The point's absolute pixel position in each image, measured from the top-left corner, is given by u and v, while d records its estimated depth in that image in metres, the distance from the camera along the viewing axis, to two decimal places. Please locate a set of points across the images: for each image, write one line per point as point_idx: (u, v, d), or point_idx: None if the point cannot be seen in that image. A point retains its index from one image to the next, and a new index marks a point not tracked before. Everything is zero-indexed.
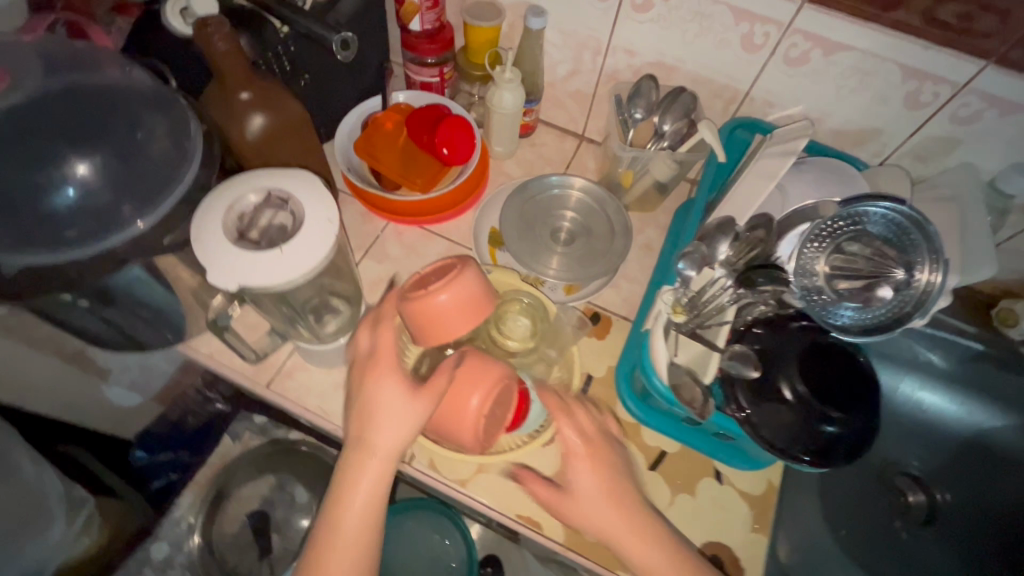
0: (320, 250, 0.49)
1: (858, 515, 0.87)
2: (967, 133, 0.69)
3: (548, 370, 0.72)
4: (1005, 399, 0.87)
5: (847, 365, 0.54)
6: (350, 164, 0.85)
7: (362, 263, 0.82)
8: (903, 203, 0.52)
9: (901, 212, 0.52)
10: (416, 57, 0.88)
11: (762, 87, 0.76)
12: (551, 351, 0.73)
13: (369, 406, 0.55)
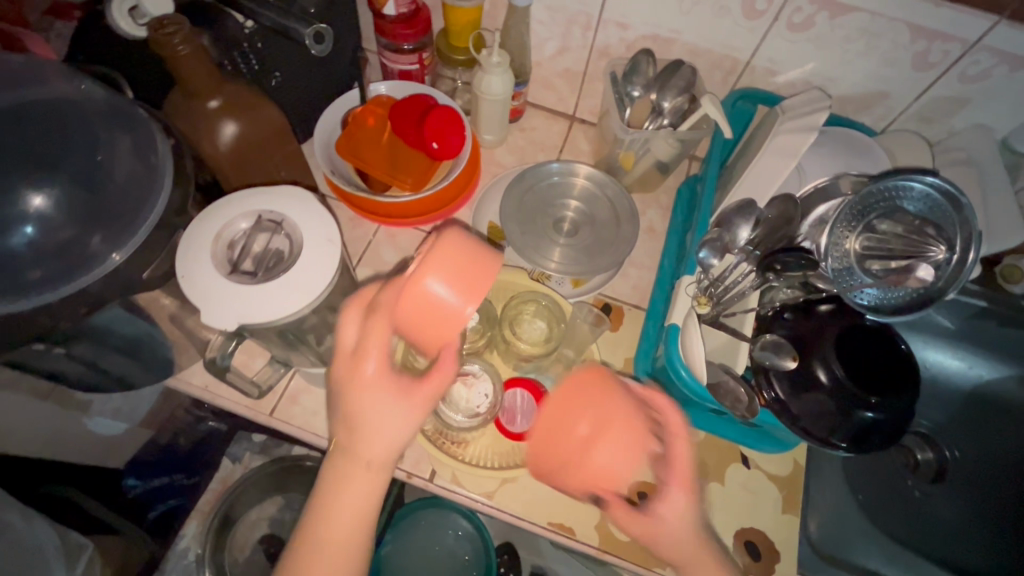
0: (325, 277, 0.45)
1: (876, 477, 0.83)
2: (976, 91, 0.67)
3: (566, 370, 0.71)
4: (1011, 353, 0.86)
5: (880, 347, 0.52)
6: (333, 167, 0.78)
7: (356, 272, 0.77)
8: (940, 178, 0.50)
9: (937, 188, 0.50)
10: (392, 44, 0.81)
11: (763, 55, 0.73)
12: (569, 351, 0.71)
13: (341, 480, 0.50)
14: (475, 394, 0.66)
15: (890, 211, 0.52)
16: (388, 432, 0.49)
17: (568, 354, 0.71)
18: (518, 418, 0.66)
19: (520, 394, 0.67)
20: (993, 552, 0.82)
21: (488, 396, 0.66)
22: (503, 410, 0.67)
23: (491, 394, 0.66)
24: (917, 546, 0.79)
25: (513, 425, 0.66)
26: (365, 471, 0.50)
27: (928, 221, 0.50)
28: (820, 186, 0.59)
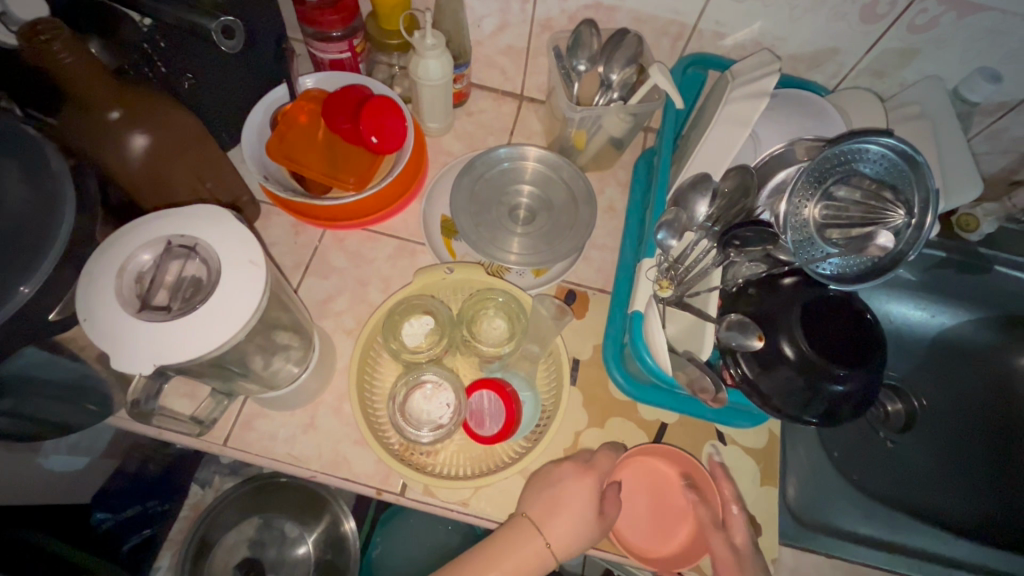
0: (250, 303, 0.41)
1: (849, 435, 0.83)
2: (925, 41, 0.65)
3: (534, 366, 0.70)
4: (974, 300, 0.86)
5: (845, 318, 0.51)
6: (266, 172, 0.72)
7: (304, 282, 0.73)
8: (897, 139, 0.48)
9: (894, 150, 0.48)
10: (318, 32, 0.75)
11: (710, 18, 0.69)
12: (533, 347, 0.69)
13: (513, 538, 0.57)
14: (435, 406, 0.64)
15: (848, 176, 0.50)
16: (576, 534, 0.58)
17: (533, 350, 0.69)
18: (487, 421, 0.65)
19: (488, 396, 0.66)
20: (967, 495, 0.83)
21: (450, 406, 0.64)
22: (470, 415, 0.66)
23: (452, 404, 0.64)
24: (889, 496, 0.80)
25: (482, 429, 0.65)
26: (541, 551, 0.57)
27: (885, 184, 0.49)
28: (775, 153, 0.57)
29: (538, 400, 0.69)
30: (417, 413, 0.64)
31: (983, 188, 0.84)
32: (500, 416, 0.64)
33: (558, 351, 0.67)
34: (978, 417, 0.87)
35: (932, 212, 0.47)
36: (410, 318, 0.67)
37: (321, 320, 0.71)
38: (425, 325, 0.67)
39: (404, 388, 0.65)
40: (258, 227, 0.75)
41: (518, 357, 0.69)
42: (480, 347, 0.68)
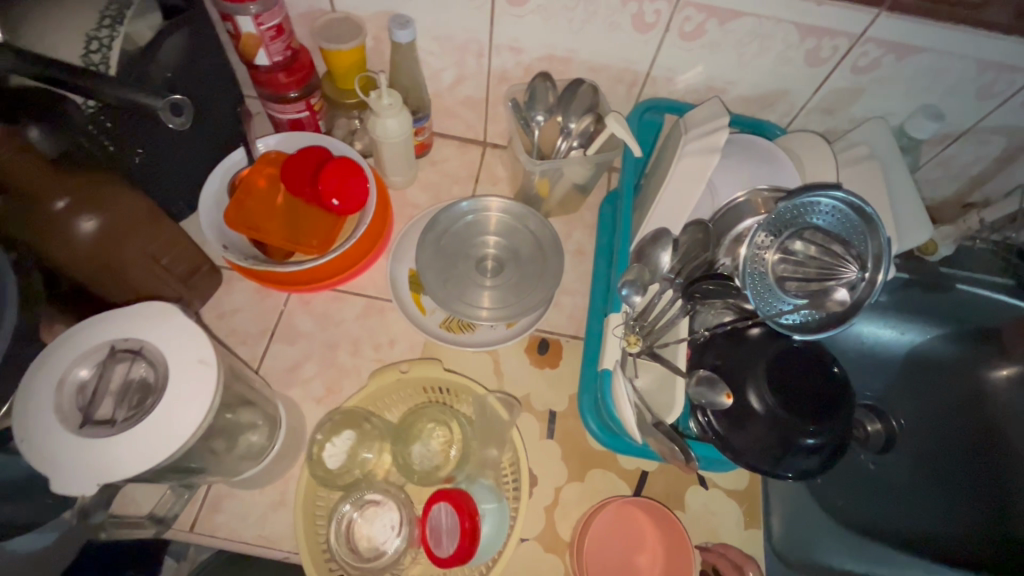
0: (203, 402, 0.40)
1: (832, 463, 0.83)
2: (869, 81, 0.67)
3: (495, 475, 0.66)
4: (942, 319, 0.87)
5: (809, 370, 0.51)
6: (227, 241, 0.71)
7: (271, 348, 0.71)
8: (853, 194, 0.49)
9: (850, 205, 0.49)
10: (274, 94, 0.75)
11: (662, 65, 0.70)
12: (490, 453, 0.66)
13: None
14: (383, 533, 0.61)
15: (804, 228, 0.50)
16: None
17: (489, 456, 0.66)
18: (443, 539, 0.57)
19: (443, 510, 0.58)
20: (954, 513, 0.83)
21: (394, 528, 0.61)
22: (428, 533, 0.59)
23: (397, 525, 0.61)
24: (871, 522, 0.80)
25: (440, 549, 0.57)
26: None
27: (840, 238, 0.50)
28: (733, 204, 0.58)
29: (503, 511, 0.63)
30: (365, 540, 0.61)
31: (939, 209, 0.87)
32: (454, 532, 0.56)
33: (514, 444, 0.65)
34: (953, 436, 0.88)
35: (883, 270, 0.48)
36: (329, 439, 0.64)
37: (289, 389, 0.69)
38: (348, 443, 0.64)
39: (347, 511, 0.62)
40: (221, 296, 0.73)
41: (472, 464, 0.66)
42: (427, 458, 0.66)
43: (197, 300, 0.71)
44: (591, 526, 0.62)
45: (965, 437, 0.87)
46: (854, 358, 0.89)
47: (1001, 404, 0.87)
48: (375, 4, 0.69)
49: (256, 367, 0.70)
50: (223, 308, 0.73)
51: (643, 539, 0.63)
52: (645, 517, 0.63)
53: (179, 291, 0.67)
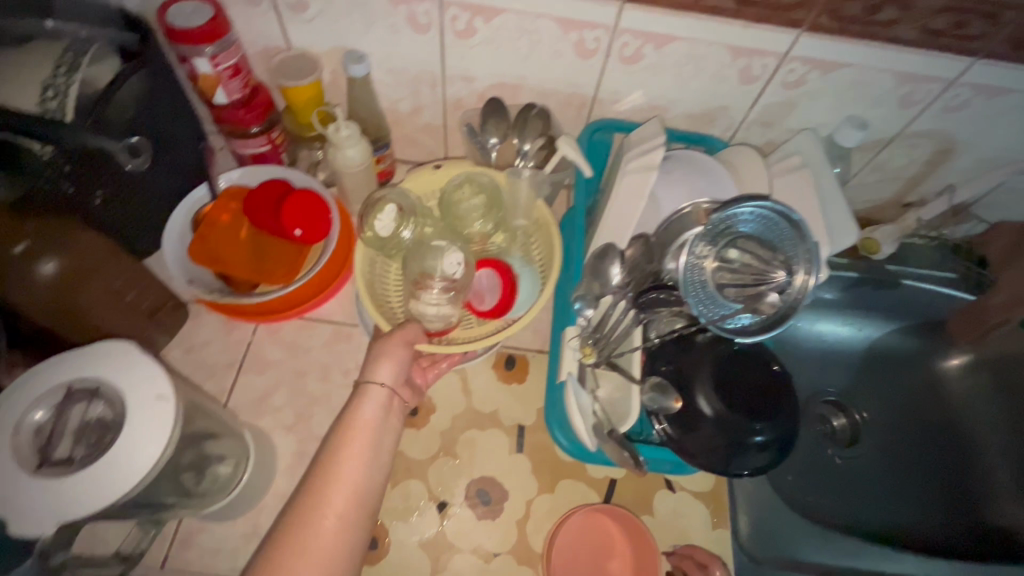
0: (159, 435, 0.41)
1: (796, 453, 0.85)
2: (800, 96, 0.71)
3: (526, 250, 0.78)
4: (894, 313, 0.91)
5: (750, 377, 0.54)
6: (191, 275, 0.71)
7: (240, 380, 0.72)
8: (779, 202, 0.52)
9: (778, 212, 0.52)
10: (235, 131, 0.77)
11: (607, 88, 0.74)
12: (516, 221, 0.77)
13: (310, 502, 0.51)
14: (441, 305, 0.64)
15: (736, 236, 0.53)
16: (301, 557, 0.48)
17: (518, 223, 0.77)
18: (486, 296, 0.68)
19: (486, 274, 0.69)
20: (923, 505, 0.84)
21: (461, 264, 0.64)
22: (472, 294, 0.69)
23: (462, 262, 0.64)
24: (836, 515, 0.82)
25: (482, 304, 0.69)
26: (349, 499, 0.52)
27: (771, 244, 0.53)
28: (677, 216, 0.60)
29: (535, 276, 0.73)
30: (424, 302, 0.64)
31: (881, 210, 0.91)
32: (495, 289, 0.68)
33: (545, 214, 0.74)
34: (917, 426, 0.89)
35: (814, 273, 0.51)
36: (376, 215, 0.69)
37: (260, 418, 0.70)
38: (393, 214, 0.69)
39: (412, 277, 0.67)
40: (189, 330, 0.74)
41: (504, 241, 0.77)
42: (468, 234, 0.75)
43: (165, 335, 0.72)
44: (558, 537, 0.63)
45: (927, 427, 0.89)
46: (814, 355, 0.93)
47: (956, 392, 0.90)
48: (330, 41, 0.72)
49: (225, 399, 0.71)
50: (191, 341, 0.74)
51: (612, 549, 0.65)
52: (611, 525, 0.65)
53: (145, 327, 0.68)
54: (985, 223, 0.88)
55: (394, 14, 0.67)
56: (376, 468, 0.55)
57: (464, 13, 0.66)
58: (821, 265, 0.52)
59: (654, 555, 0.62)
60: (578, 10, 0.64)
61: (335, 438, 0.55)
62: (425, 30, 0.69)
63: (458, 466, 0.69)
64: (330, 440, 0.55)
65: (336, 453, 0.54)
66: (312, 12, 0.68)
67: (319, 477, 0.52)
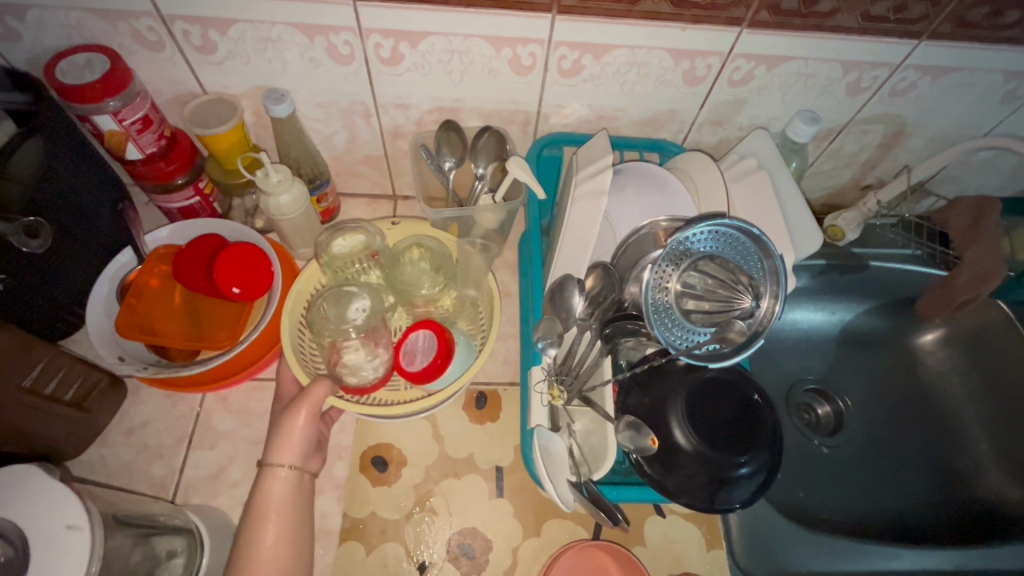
0: (78, 557, 0.41)
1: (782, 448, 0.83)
2: (748, 92, 0.69)
3: (472, 314, 0.73)
4: (864, 295, 0.90)
5: (728, 407, 0.52)
6: (122, 351, 0.66)
7: (191, 456, 0.66)
8: (746, 222, 0.50)
9: (745, 232, 0.50)
10: (156, 186, 0.71)
11: (550, 102, 0.71)
12: (465, 289, 0.71)
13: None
14: (356, 356, 0.64)
15: (702, 257, 0.50)
16: None
17: (468, 293, 0.71)
18: (418, 357, 0.63)
19: (422, 334, 0.64)
20: (916, 489, 0.82)
21: (364, 309, 0.65)
22: (405, 354, 0.64)
23: (365, 307, 0.65)
24: (834, 511, 0.80)
25: (412, 366, 0.63)
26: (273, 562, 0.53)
27: (738, 266, 0.50)
28: (628, 242, 0.59)
29: (473, 346, 0.68)
30: (346, 359, 0.63)
31: (842, 194, 0.90)
32: (430, 351, 0.62)
33: (489, 285, 0.70)
34: (900, 407, 0.88)
35: (779, 299, 0.50)
36: (341, 236, 0.70)
37: (215, 497, 0.64)
38: (360, 243, 0.70)
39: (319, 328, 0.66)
40: (128, 408, 0.68)
41: (455, 306, 0.72)
42: (416, 298, 0.70)
43: (102, 420, 0.66)
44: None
45: (913, 407, 0.87)
46: (791, 346, 0.91)
47: (934, 370, 0.89)
48: (247, 81, 0.67)
49: (175, 481, 0.65)
50: (132, 421, 0.68)
51: None
52: (604, 560, 0.61)
53: (76, 417, 0.62)
54: (943, 198, 0.88)
55: (311, 46, 0.62)
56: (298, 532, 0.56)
57: (387, 40, 0.62)
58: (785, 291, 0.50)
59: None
60: (507, 26, 0.60)
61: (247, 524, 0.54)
62: (348, 60, 0.64)
63: (436, 520, 0.64)
64: (245, 527, 0.54)
65: (252, 536, 0.53)
66: (221, 52, 0.63)
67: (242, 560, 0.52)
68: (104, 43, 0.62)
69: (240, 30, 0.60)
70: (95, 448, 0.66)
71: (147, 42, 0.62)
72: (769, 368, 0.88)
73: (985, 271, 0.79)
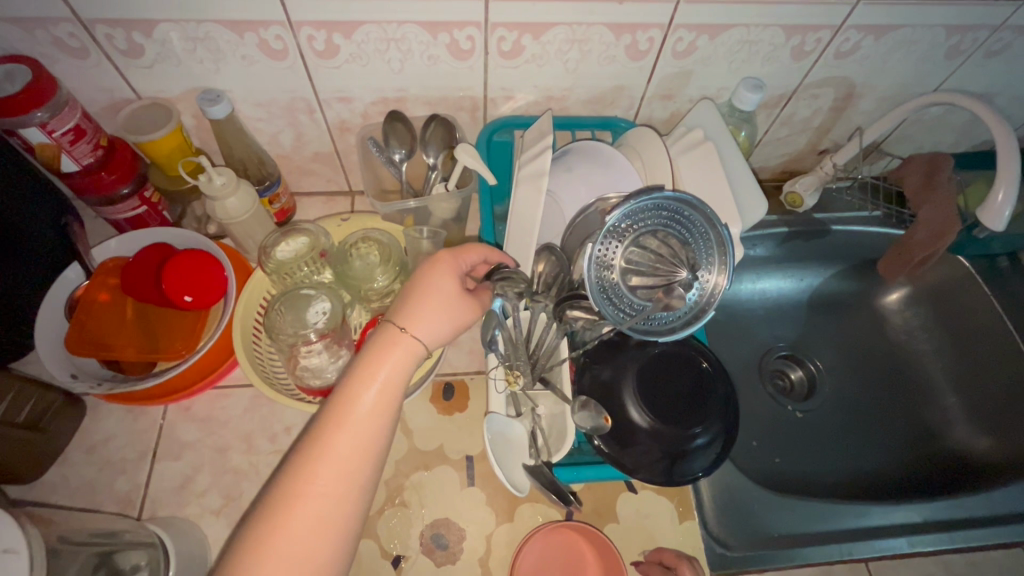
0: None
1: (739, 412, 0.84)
2: (693, 63, 0.68)
3: None
4: (828, 258, 0.91)
5: (681, 385, 0.56)
6: (76, 368, 0.65)
7: (156, 469, 0.66)
8: (688, 196, 0.50)
9: (689, 206, 0.50)
10: (99, 198, 0.69)
11: (496, 86, 0.69)
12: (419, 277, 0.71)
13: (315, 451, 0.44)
14: (319, 359, 0.64)
15: (647, 232, 0.50)
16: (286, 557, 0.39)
17: None
18: None
19: None
20: (887, 445, 0.83)
21: (325, 312, 0.63)
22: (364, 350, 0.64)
23: (327, 310, 0.63)
24: (808, 474, 0.80)
25: None
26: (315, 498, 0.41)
27: (682, 240, 0.51)
28: (574, 223, 0.61)
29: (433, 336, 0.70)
30: (309, 364, 0.63)
31: (800, 160, 0.90)
32: None
33: None
34: (868, 367, 0.89)
35: (724, 272, 0.50)
36: (284, 240, 0.69)
37: (183, 508, 0.64)
38: (304, 246, 0.69)
39: (276, 334, 0.63)
40: (88, 426, 0.67)
41: None
42: (369, 293, 0.69)
43: (60, 440, 0.65)
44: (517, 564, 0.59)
45: (879, 365, 0.89)
46: (759, 314, 0.91)
47: (899, 328, 0.90)
48: (181, 83, 0.65)
49: (141, 495, 0.64)
50: (93, 438, 0.67)
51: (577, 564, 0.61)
52: (573, 540, 0.62)
53: (32, 439, 0.61)
54: (899, 157, 0.89)
55: (241, 43, 0.60)
56: (354, 469, 0.42)
57: (319, 32, 0.60)
58: (730, 264, 0.51)
59: (620, 565, 0.58)
60: (440, 10, 0.59)
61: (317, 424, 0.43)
62: (282, 56, 0.62)
63: (408, 513, 0.64)
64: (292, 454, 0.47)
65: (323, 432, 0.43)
66: (150, 55, 0.61)
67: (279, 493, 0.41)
68: (24, 53, 0.60)
69: (166, 30, 0.58)
70: (57, 468, 0.65)
71: (70, 48, 0.60)
72: (738, 337, 0.89)
73: (941, 227, 0.78)
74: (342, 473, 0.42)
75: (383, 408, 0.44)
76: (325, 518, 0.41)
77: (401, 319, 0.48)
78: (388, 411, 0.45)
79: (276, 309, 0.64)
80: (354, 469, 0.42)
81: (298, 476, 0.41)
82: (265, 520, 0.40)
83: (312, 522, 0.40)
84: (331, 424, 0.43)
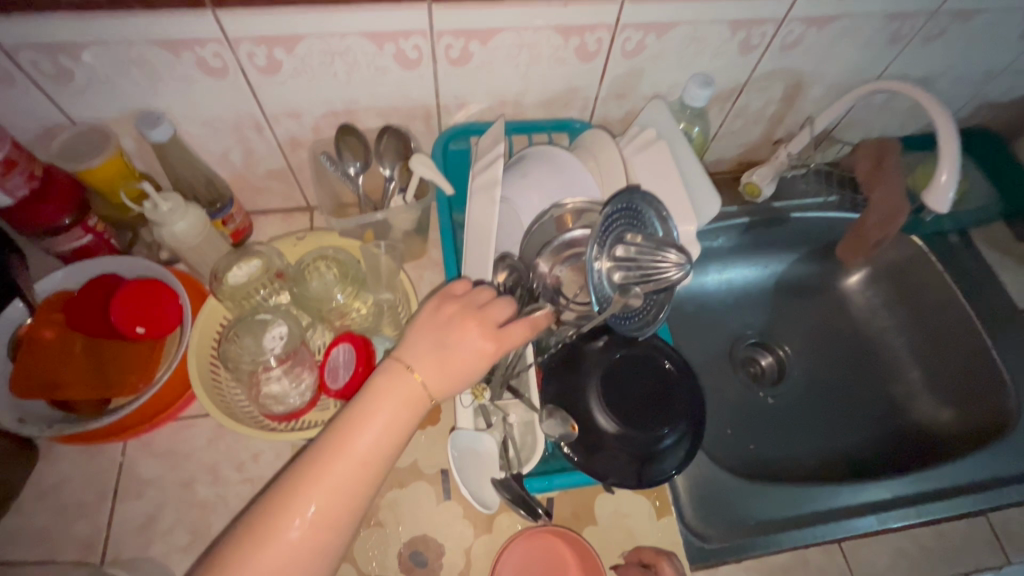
0: None
1: (712, 401, 0.85)
2: (643, 62, 0.68)
3: (394, 317, 0.71)
4: (789, 244, 0.92)
5: (645, 388, 0.57)
6: (24, 412, 0.62)
7: (118, 510, 0.63)
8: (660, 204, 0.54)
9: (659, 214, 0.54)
10: (40, 231, 0.65)
11: (447, 94, 0.69)
12: (379, 292, 0.70)
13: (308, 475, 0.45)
14: (282, 384, 0.63)
15: (622, 229, 0.50)
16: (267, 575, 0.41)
17: (384, 297, 0.70)
18: (340, 372, 0.61)
19: (343, 348, 0.62)
20: (859, 426, 0.85)
21: (283, 337, 0.62)
22: (327, 371, 0.62)
23: (285, 335, 0.63)
24: (782, 458, 0.82)
25: (336, 383, 0.61)
26: (302, 527, 0.42)
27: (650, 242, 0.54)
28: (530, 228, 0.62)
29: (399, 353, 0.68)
30: (273, 391, 0.63)
31: (756, 151, 0.91)
32: (351, 362, 0.61)
33: (404, 283, 0.70)
34: (832, 349, 0.91)
35: None
36: (238, 264, 0.68)
37: (148, 547, 0.62)
38: (257, 268, 0.68)
39: (233, 363, 0.62)
40: (42, 471, 0.64)
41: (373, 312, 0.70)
42: (330, 312, 0.69)
43: (12, 489, 0.61)
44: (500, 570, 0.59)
45: (847, 349, 0.90)
46: (726, 304, 0.92)
47: (861, 308, 0.92)
48: (117, 106, 0.62)
49: (103, 538, 0.62)
50: (48, 483, 0.64)
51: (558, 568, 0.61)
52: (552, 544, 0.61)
53: None
54: (849, 144, 0.91)
55: (178, 62, 0.58)
56: (348, 505, 0.44)
57: (260, 47, 0.58)
58: None
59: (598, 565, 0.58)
60: (382, 20, 0.57)
61: (316, 452, 0.44)
62: (222, 73, 0.60)
63: (384, 534, 0.63)
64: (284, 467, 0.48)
65: (324, 462, 0.44)
66: (81, 80, 0.58)
67: (269, 512, 0.43)
68: None
69: (94, 54, 0.56)
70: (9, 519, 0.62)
71: None
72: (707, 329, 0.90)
73: (892, 210, 0.83)
74: (335, 507, 0.43)
75: (382, 451, 0.45)
76: (310, 547, 0.42)
77: (427, 376, 0.46)
78: (388, 453, 0.45)
79: (231, 336, 0.62)
80: (348, 503, 0.44)
81: (290, 503, 0.42)
82: (253, 539, 0.42)
83: (297, 548, 0.42)
84: (330, 456, 0.44)
